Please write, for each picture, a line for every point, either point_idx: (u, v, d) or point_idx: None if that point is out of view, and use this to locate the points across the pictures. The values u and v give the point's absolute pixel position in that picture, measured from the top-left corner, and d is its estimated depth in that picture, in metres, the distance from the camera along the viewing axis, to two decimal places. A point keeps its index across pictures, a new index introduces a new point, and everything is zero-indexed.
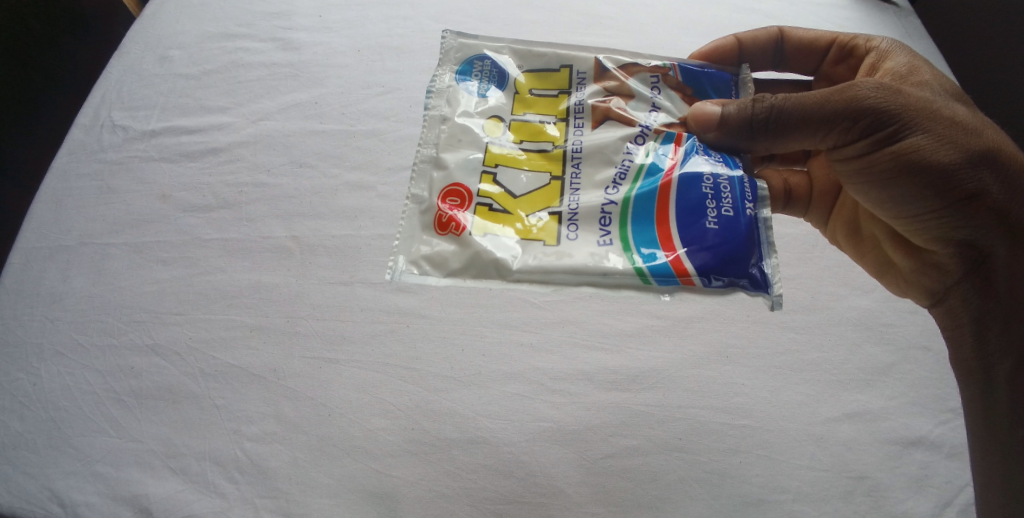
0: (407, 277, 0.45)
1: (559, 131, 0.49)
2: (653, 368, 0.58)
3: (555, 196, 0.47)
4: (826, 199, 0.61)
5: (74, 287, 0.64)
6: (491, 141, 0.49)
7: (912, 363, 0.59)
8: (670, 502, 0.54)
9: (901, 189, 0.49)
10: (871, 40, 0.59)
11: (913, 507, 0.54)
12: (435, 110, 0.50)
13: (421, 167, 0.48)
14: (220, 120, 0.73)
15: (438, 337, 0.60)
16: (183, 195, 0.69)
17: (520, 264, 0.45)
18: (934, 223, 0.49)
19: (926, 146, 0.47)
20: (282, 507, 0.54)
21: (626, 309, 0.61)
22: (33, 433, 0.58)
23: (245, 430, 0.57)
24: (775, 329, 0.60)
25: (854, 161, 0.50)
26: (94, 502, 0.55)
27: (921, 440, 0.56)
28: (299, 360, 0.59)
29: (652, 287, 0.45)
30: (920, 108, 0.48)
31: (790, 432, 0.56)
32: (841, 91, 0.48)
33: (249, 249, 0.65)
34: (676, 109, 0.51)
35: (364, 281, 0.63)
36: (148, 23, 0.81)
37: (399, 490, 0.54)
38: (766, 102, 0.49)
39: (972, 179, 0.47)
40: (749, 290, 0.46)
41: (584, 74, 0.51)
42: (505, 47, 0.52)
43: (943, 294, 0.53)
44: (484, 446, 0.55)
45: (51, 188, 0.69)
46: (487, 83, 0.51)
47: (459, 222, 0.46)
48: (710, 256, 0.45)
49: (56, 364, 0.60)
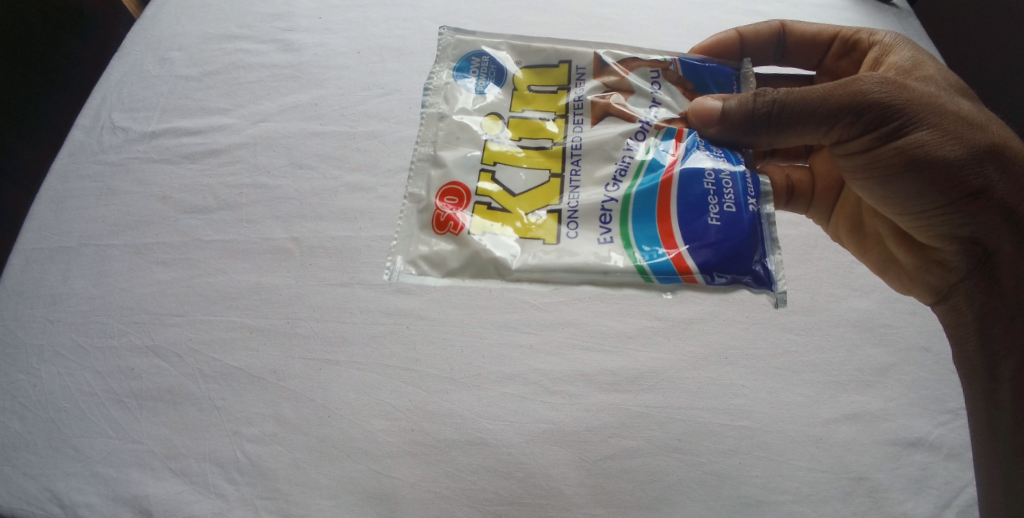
0: (405, 277, 0.46)
1: (559, 128, 0.49)
2: (653, 369, 0.58)
3: (554, 193, 0.47)
4: (828, 195, 0.61)
5: (74, 288, 0.64)
6: (490, 139, 0.49)
7: (912, 364, 0.59)
8: (670, 503, 0.54)
9: (905, 185, 0.49)
10: (874, 34, 0.59)
11: (912, 508, 0.54)
12: (433, 107, 0.50)
13: (419, 165, 0.48)
14: (220, 121, 0.73)
15: (439, 338, 0.60)
16: (183, 196, 0.69)
17: (520, 263, 0.45)
18: (939, 220, 0.49)
19: (931, 141, 0.47)
20: (282, 507, 0.54)
21: (626, 309, 0.61)
22: (34, 434, 0.58)
23: (245, 431, 0.57)
24: (774, 330, 0.60)
25: (857, 156, 0.50)
26: (94, 503, 0.55)
27: (921, 440, 0.56)
28: (300, 361, 0.59)
29: (653, 285, 0.45)
30: (924, 103, 0.48)
31: (790, 433, 0.56)
32: (845, 85, 0.48)
33: (249, 250, 0.65)
34: (676, 103, 0.51)
35: (364, 282, 0.63)
36: (149, 24, 0.81)
37: (399, 491, 0.54)
38: (768, 96, 0.49)
39: (977, 175, 0.47)
40: (752, 286, 0.45)
41: (583, 70, 0.51)
42: (503, 43, 0.52)
43: (946, 291, 0.53)
44: (484, 448, 0.56)
45: (51, 190, 0.70)
46: (485, 80, 0.51)
47: (457, 221, 0.46)
48: (713, 253, 0.45)
49: (56, 365, 0.60)
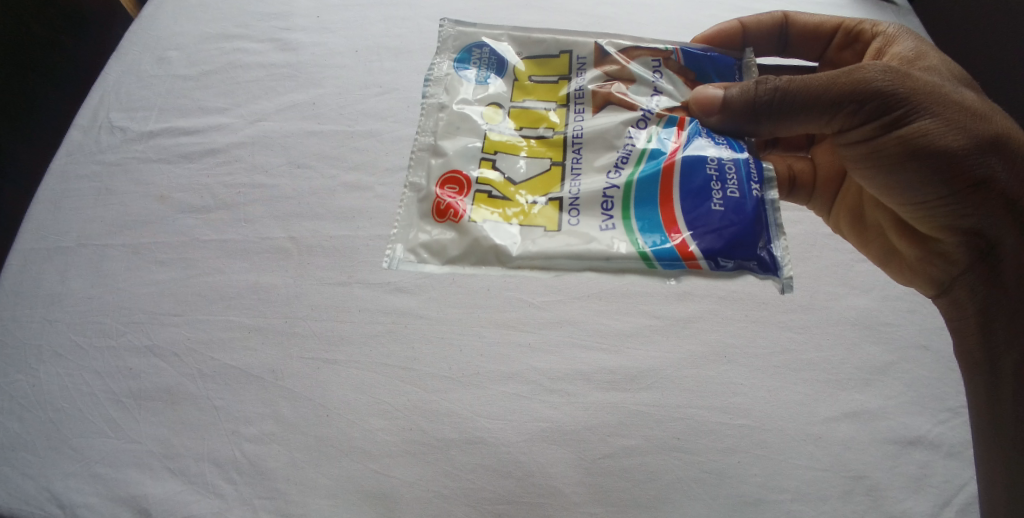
0: (405, 265, 0.46)
1: (559, 117, 0.49)
2: (652, 368, 0.58)
3: (555, 182, 0.47)
4: (830, 186, 0.61)
5: (73, 287, 0.64)
6: (491, 128, 0.49)
7: (911, 363, 0.59)
8: (669, 502, 0.54)
9: (908, 175, 0.48)
10: (877, 25, 0.60)
11: (911, 506, 0.54)
12: (433, 97, 0.50)
13: (419, 155, 0.48)
14: (219, 120, 0.73)
15: (438, 337, 0.60)
16: (182, 196, 0.69)
17: (520, 250, 0.45)
18: (941, 210, 0.49)
19: (935, 130, 0.47)
20: (281, 507, 0.54)
21: (625, 308, 0.61)
22: (33, 434, 0.58)
23: (244, 431, 0.57)
24: (774, 328, 0.60)
25: (859, 145, 0.50)
26: (93, 503, 0.55)
27: (920, 439, 0.56)
28: (299, 361, 0.59)
29: (657, 272, 0.45)
30: (928, 92, 0.47)
31: (789, 431, 0.56)
32: (848, 73, 0.48)
33: (248, 250, 0.65)
34: (677, 93, 0.51)
35: (363, 281, 0.63)
36: (147, 24, 0.81)
37: (398, 490, 0.54)
38: (769, 85, 0.49)
39: (979, 165, 0.47)
40: (758, 272, 0.45)
41: (584, 60, 0.51)
42: (504, 35, 0.52)
43: (948, 284, 0.53)
44: (482, 446, 0.55)
45: (50, 189, 0.69)
46: (486, 71, 0.51)
47: (457, 210, 0.46)
48: (717, 238, 0.45)
49: (55, 365, 0.60)
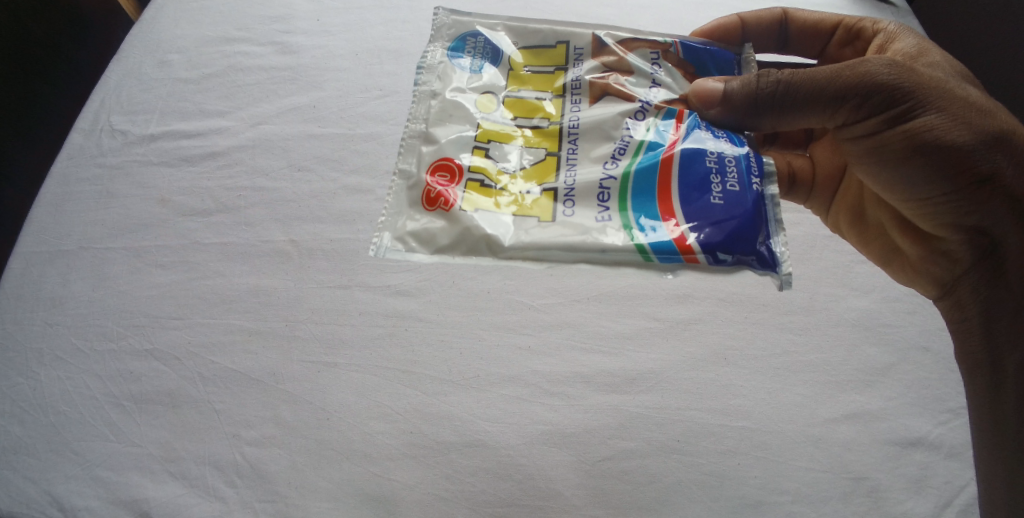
0: (392, 253, 0.45)
1: (555, 107, 0.49)
2: (652, 370, 0.58)
3: (549, 172, 0.47)
4: (830, 184, 0.61)
5: (73, 291, 0.64)
6: (484, 117, 0.49)
7: (911, 365, 0.59)
8: (670, 505, 0.54)
9: (912, 170, 0.48)
10: (878, 24, 0.60)
11: (911, 508, 0.54)
12: (426, 85, 0.50)
13: (409, 143, 0.48)
14: (219, 124, 0.74)
15: (438, 340, 0.60)
16: (182, 199, 0.69)
17: (512, 240, 0.45)
18: (944, 207, 0.49)
19: (939, 125, 0.47)
20: (282, 510, 0.54)
21: (626, 311, 0.61)
22: (34, 438, 0.58)
23: (244, 434, 0.57)
24: (773, 330, 0.60)
25: (863, 140, 0.50)
26: (94, 506, 0.55)
27: (920, 440, 0.56)
28: (299, 364, 0.59)
29: (653, 264, 0.45)
30: (932, 87, 0.47)
31: (789, 434, 0.56)
32: (851, 67, 0.48)
33: (247, 253, 0.65)
34: (676, 85, 0.51)
35: (362, 284, 0.63)
36: (148, 28, 0.81)
37: (399, 493, 0.54)
38: (772, 78, 0.49)
39: (983, 161, 0.47)
40: (757, 267, 0.45)
41: (580, 50, 0.51)
42: (499, 24, 0.52)
43: (951, 285, 0.53)
44: (484, 449, 0.56)
45: (50, 193, 0.70)
46: (480, 60, 0.51)
47: (447, 198, 0.46)
48: (717, 231, 0.45)
49: (56, 369, 0.60)
